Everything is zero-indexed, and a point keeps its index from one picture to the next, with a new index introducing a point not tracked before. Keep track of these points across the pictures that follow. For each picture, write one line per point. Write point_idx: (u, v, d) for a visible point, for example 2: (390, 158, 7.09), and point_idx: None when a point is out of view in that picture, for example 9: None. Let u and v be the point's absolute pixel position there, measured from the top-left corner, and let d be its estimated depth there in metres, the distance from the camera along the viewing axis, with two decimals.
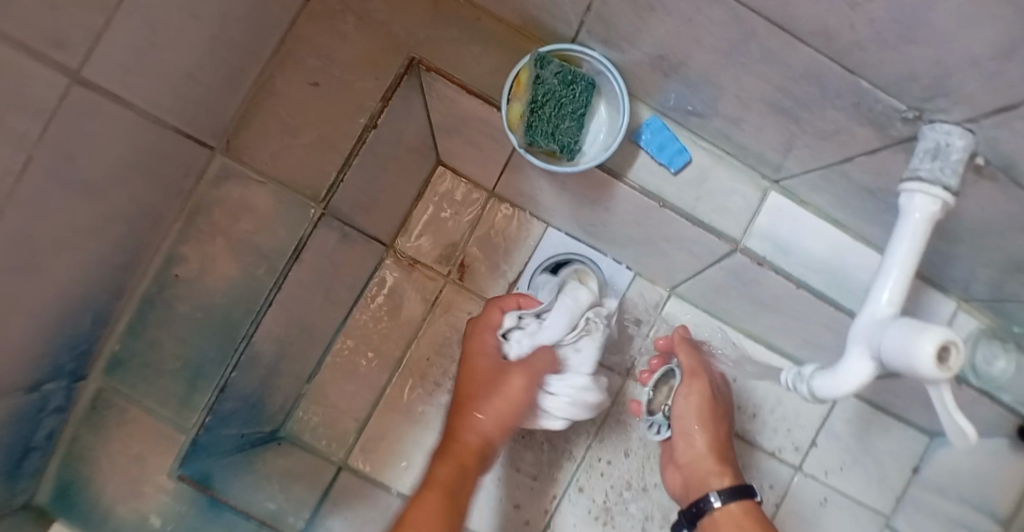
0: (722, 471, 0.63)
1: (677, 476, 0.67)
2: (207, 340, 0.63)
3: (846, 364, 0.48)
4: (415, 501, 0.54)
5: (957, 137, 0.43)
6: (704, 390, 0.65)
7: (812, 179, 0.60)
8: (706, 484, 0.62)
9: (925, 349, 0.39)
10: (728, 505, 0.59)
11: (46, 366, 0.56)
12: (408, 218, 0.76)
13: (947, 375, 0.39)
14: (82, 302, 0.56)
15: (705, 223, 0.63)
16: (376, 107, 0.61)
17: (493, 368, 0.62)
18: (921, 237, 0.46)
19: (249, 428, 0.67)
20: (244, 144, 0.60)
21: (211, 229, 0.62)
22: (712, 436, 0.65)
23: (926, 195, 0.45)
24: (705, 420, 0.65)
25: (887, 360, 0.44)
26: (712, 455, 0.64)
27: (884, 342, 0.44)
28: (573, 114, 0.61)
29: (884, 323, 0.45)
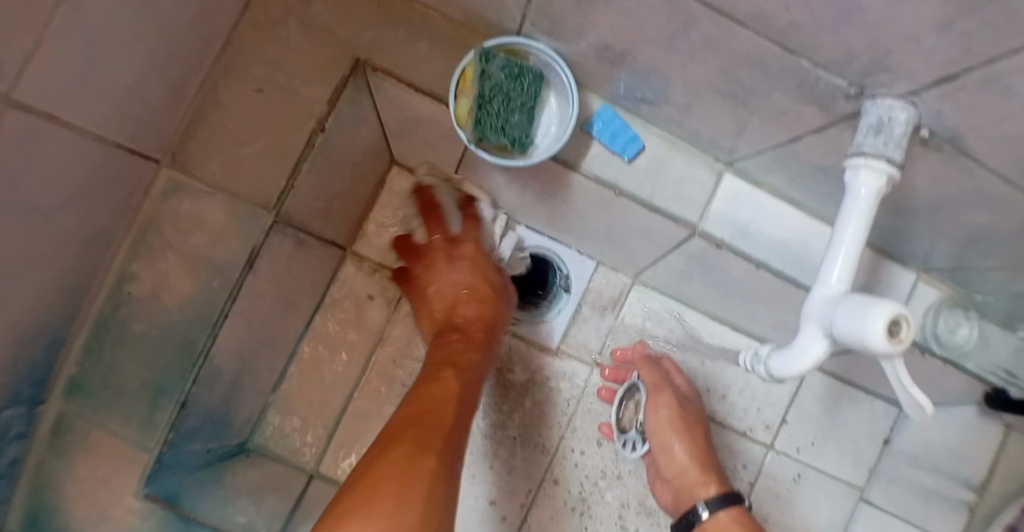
0: (706, 481, 0.66)
1: (665, 489, 0.70)
2: (164, 359, 0.61)
3: (798, 341, 0.49)
4: (433, 385, 0.56)
5: (899, 111, 0.42)
6: (671, 403, 0.69)
7: (765, 161, 0.60)
8: (693, 494, 0.66)
9: (877, 324, 0.39)
10: (717, 514, 0.63)
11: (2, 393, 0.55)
12: (365, 220, 0.76)
13: (898, 348, 0.40)
14: (37, 329, 0.55)
15: (663, 210, 0.62)
16: (322, 111, 0.60)
17: (470, 275, 0.68)
18: (869, 212, 0.46)
19: (217, 442, 0.66)
20: (190, 158, 0.59)
21: (162, 245, 0.60)
22: (692, 445, 0.68)
23: (871, 170, 0.44)
24: (681, 432, 0.68)
25: (837, 335, 0.45)
26: (694, 464, 0.67)
27: (834, 320, 0.45)
28: (522, 108, 0.60)
29: (833, 300, 0.46)
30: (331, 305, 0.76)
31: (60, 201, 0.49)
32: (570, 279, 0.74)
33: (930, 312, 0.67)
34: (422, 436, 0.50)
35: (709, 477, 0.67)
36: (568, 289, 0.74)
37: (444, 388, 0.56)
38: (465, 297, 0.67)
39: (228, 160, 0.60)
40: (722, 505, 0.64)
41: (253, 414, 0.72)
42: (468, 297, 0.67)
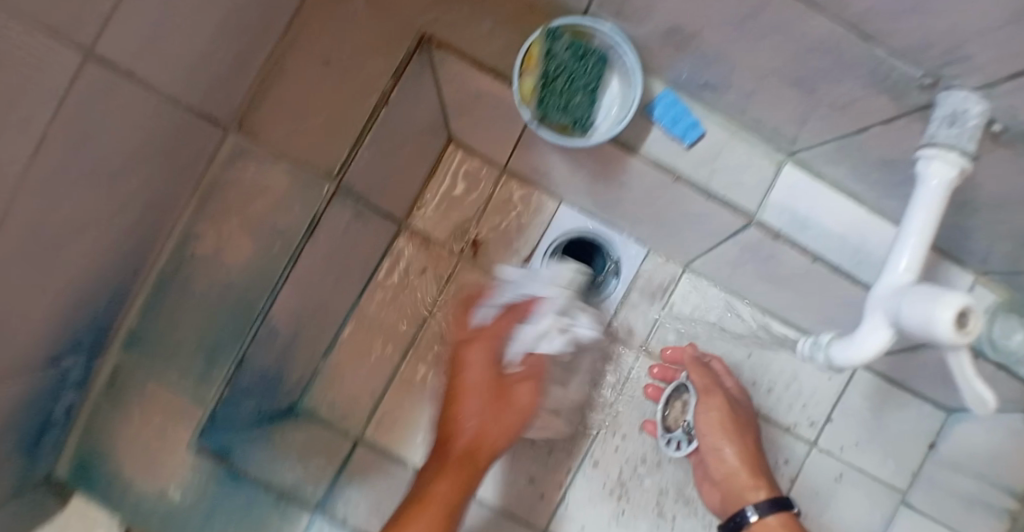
0: (756, 485, 0.66)
1: (713, 492, 0.70)
2: (224, 317, 0.63)
3: (861, 332, 0.49)
4: (435, 485, 0.60)
5: (973, 104, 0.42)
6: (722, 405, 0.69)
7: (828, 151, 0.60)
8: (743, 498, 0.65)
9: (943, 315, 0.39)
10: (767, 518, 0.63)
11: (65, 339, 0.57)
12: (422, 194, 0.77)
13: (966, 339, 0.39)
14: (99, 282, 0.57)
15: (722, 197, 0.62)
16: (387, 82, 0.59)
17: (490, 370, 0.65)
18: (939, 203, 0.46)
19: (268, 403, 0.68)
20: (257, 126, 0.61)
21: (224, 210, 0.63)
22: (743, 449, 0.67)
23: (943, 161, 0.44)
24: (731, 435, 0.68)
25: (903, 326, 0.44)
26: (745, 468, 0.67)
27: (899, 310, 0.44)
28: (585, 89, 0.61)
29: (900, 292, 0.45)
30: (382, 278, 0.76)
31: (128, 157, 0.50)
32: (621, 265, 0.75)
33: None
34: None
35: (760, 482, 0.66)
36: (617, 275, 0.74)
37: (425, 522, 0.57)
38: (478, 414, 0.64)
39: (295, 131, 0.61)
40: (771, 510, 0.63)
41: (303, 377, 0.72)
42: (485, 388, 0.65)
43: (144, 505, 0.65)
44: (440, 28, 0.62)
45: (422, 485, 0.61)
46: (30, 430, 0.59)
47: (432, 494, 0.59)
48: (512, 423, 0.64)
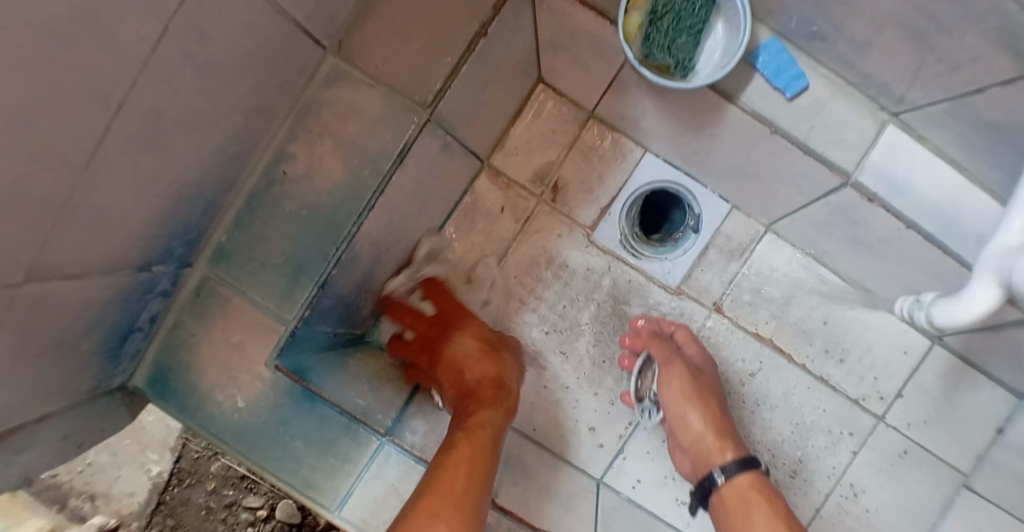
0: (722, 448, 0.64)
1: (683, 458, 0.67)
2: (312, 235, 0.64)
3: (965, 294, 0.47)
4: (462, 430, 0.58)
5: None
6: (682, 374, 0.67)
7: (935, 114, 0.58)
8: (710, 461, 0.63)
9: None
10: (735, 480, 0.61)
11: (160, 247, 0.57)
12: (507, 134, 0.74)
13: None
14: (196, 191, 0.57)
15: (819, 154, 0.61)
16: (488, 13, 0.61)
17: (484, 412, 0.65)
18: None
19: (343, 329, 0.70)
20: (357, 47, 0.61)
21: (320, 130, 0.63)
22: (708, 414, 0.66)
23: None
24: (694, 401, 0.66)
25: (1014, 287, 0.43)
26: (711, 431, 0.65)
27: (1015, 270, 0.42)
28: (691, 31, 0.60)
29: (1016, 251, 0.43)
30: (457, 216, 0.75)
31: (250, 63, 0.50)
32: (703, 220, 0.73)
33: None
34: (474, 487, 0.53)
35: (726, 443, 0.64)
36: (698, 230, 0.73)
37: (475, 442, 0.57)
38: (485, 369, 0.65)
39: (398, 51, 0.61)
40: (740, 471, 0.62)
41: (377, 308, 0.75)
42: (482, 359, 0.66)
43: (216, 421, 0.66)
44: None
45: (465, 415, 0.60)
46: (117, 332, 0.59)
47: (479, 415, 0.60)
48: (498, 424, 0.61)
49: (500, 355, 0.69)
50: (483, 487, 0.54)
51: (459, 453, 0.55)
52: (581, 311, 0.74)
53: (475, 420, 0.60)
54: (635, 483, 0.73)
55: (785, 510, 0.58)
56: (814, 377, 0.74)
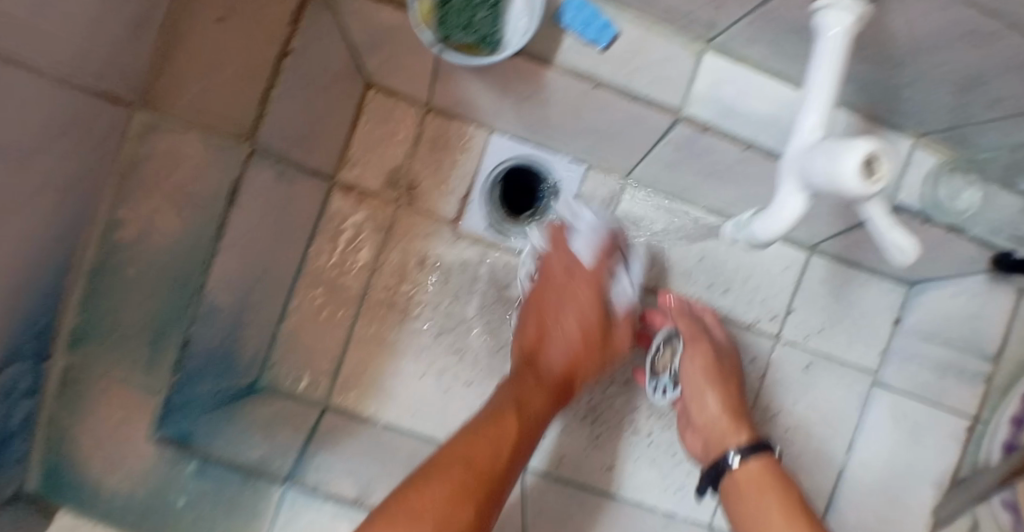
0: (737, 429, 0.67)
1: (695, 438, 0.71)
2: (160, 298, 0.60)
3: (776, 201, 0.47)
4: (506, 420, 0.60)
5: None
6: (706, 352, 0.71)
7: (751, 27, 0.55)
8: (724, 443, 0.66)
9: (850, 162, 0.38)
10: (749, 462, 0.63)
11: (5, 348, 0.53)
12: (349, 146, 0.79)
13: (874, 188, 0.39)
14: (26, 283, 0.53)
15: (642, 96, 0.61)
16: (287, 31, 0.60)
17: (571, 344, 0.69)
18: (839, 55, 0.43)
19: (224, 382, 0.69)
20: (153, 93, 0.54)
21: (145, 186, 0.57)
22: (725, 395, 0.70)
23: (838, 8, 0.42)
24: (713, 382, 0.70)
25: (814, 188, 0.43)
26: (724, 415, 0.68)
27: (809, 169, 0.43)
28: (487, 4, 0.58)
29: (807, 151, 0.44)
30: (324, 240, 0.79)
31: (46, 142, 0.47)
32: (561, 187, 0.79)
33: (930, 180, 0.65)
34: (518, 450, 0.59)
35: (740, 427, 0.67)
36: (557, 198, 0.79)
37: (501, 430, 0.59)
38: (575, 345, 0.69)
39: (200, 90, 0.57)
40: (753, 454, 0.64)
41: (260, 354, 0.75)
42: (583, 343, 0.70)
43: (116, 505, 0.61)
44: None
45: (519, 388, 0.65)
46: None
47: (554, 367, 0.68)
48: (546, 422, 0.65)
49: (608, 343, 0.71)
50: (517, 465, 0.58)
51: (488, 436, 0.57)
52: (466, 305, 0.80)
53: (551, 375, 0.68)
54: (560, 457, 0.78)
55: (797, 494, 0.60)
56: (704, 312, 0.78)
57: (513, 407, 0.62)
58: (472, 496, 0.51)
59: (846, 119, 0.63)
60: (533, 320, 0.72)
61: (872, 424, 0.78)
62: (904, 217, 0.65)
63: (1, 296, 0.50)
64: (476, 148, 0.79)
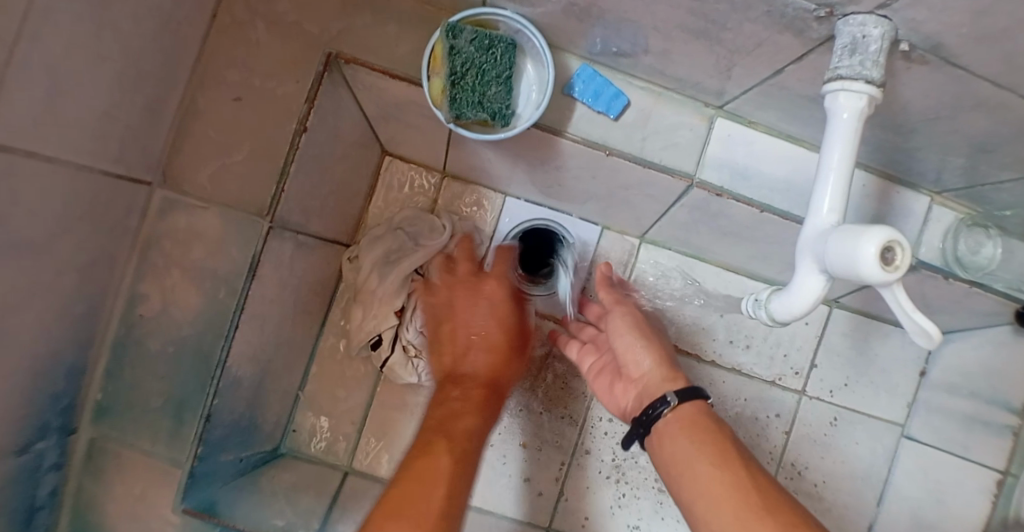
0: (673, 377, 0.57)
1: (626, 391, 0.61)
2: (183, 371, 0.61)
3: (795, 282, 0.45)
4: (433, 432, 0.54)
5: (872, 26, 0.39)
6: (633, 311, 0.64)
7: (752, 99, 0.57)
8: (660, 390, 0.57)
9: (868, 251, 0.37)
10: (682, 407, 0.54)
11: (31, 423, 0.53)
12: (365, 214, 0.81)
13: (894, 275, 0.37)
14: (54, 362, 0.54)
15: (658, 163, 0.61)
16: (303, 109, 0.60)
17: (489, 314, 0.63)
18: (853, 136, 0.43)
19: (246, 451, 0.69)
20: (179, 172, 0.59)
21: (166, 263, 0.60)
22: (656, 348, 0.60)
23: (850, 93, 0.42)
24: (644, 336, 0.61)
25: (832, 271, 0.42)
26: (658, 365, 0.59)
27: (827, 253, 0.41)
28: (499, 79, 0.58)
29: (824, 235, 0.42)
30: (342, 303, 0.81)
31: (58, 226, 0.48)
32: (578, 247, 0.81)
33: (948, 234, 0.64)
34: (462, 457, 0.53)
35: (677, 375, 0.58)
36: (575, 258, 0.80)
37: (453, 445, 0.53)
38: (482, 361, 0.60)
39: (224, 167, 0.59)
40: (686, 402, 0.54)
41: (281, 420, 0.77)
42: (484, 348, 0.61)
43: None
44: (344, 45, 0.61)
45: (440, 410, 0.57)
46: (13, 525, 0.54)
47: (479, 372, 0.60)
48: (478, 426, 0.56)
49: (512, 347, 0.62)
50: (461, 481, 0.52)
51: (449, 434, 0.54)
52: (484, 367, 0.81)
53: (472, 380, 0.59)
54: (584, 521, 0.79)
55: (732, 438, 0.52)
56: (726, 369, 0.80)
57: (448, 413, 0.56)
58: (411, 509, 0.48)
59: (862, 178, 0.63)
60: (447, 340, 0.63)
61: (901, 478, 0.80)
62: (925, 273, 0.63)
63: (28, 378, 0.51)
64: (491, 215, 0.81)
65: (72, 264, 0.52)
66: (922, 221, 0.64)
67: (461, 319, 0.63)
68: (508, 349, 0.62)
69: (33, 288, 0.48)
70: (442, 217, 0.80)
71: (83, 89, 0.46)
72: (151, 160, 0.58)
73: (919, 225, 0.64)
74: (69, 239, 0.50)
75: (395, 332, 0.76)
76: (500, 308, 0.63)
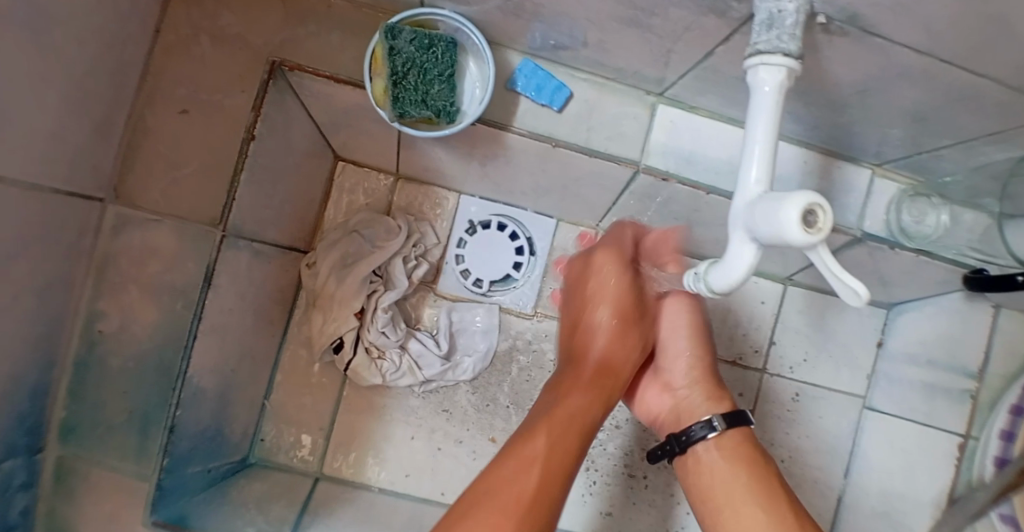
0: (618, 339, 0.65)
1: (660, 399, 0.70)
2: (147, 385, 0.61)
3: (730, 252, 0.45)
4: (560, 408, 0.60)
5: (787, 1, 0.40)
6: (618, 260, 0.66)
7: (689, 84, 0.59)
8: (591, 348, 0.65)
9: (793, 216, 0.37)
10: (727, 435, 0.63)
11: None
12: (321, 221, 0.82)
13: (820, 239, 0.37)
14: (16, 383, 0.54)
15: (602, 152, 0.62)
16: (249, 117, 0.60)
17: (614, 292, 0.66)
18: (776, 108, 0.43)
19: (214, 462, 0.70)
20: (132, 189, 0.60)
21: (122, 280, 0.60)
22: (613, 304, 0.66)
23: (769, 67, 0.42)
24: (620, 308, 0.66)
25: (763, 239, 0.42)
26: (607, 334, 0.65)
27: (756, 222, 0.41)
28: (441, 77, 0.59)
29: (753, 204, 0.42)
30: (303, 315, 0.81)
31: (11, 247, 0.48)
32: (535, 241, 0.83)
33: (892, 206, 0.66)
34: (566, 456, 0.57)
35: (721, 399, 0.67)
36: (533, 252, 0.82)
37: (569, 439, 0.58)
38: (604, 341, 0.65)
39: (174, 181, 0.60)
40: (731, 426, 0.63)
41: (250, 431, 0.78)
42: (610, 333, 0.65)
43: None
44: (288, 53, 0.61)
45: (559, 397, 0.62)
46: None
47: (595, 357, 0.65)
48: (587, 415, 0.61)
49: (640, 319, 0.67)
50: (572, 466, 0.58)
51: (555, 419, 0.59)
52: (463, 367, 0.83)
53: (589, 364, 0.64)
54: None
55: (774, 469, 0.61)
56: None
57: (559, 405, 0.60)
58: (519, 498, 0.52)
59: (802, 155, 0.65)
60: (579, 322, 0.68)
61: (867, 449, 0.81)
62: (872, 244, 0.65)
63: None
64: (449, 212, 0.83)
65: (25, 283, 0.52)
66: (864, 195, 0.66)
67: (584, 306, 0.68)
68: (630, 324, 0.66)
69: None
70: (398, 219, 0.81)
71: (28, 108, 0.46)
72: (102, 178, 0.58)
73: (862, 199, 0.66)
74: (23, 260, 0.50)
75: (357, 333, 0.77)
76: (624, 287, 0.66)
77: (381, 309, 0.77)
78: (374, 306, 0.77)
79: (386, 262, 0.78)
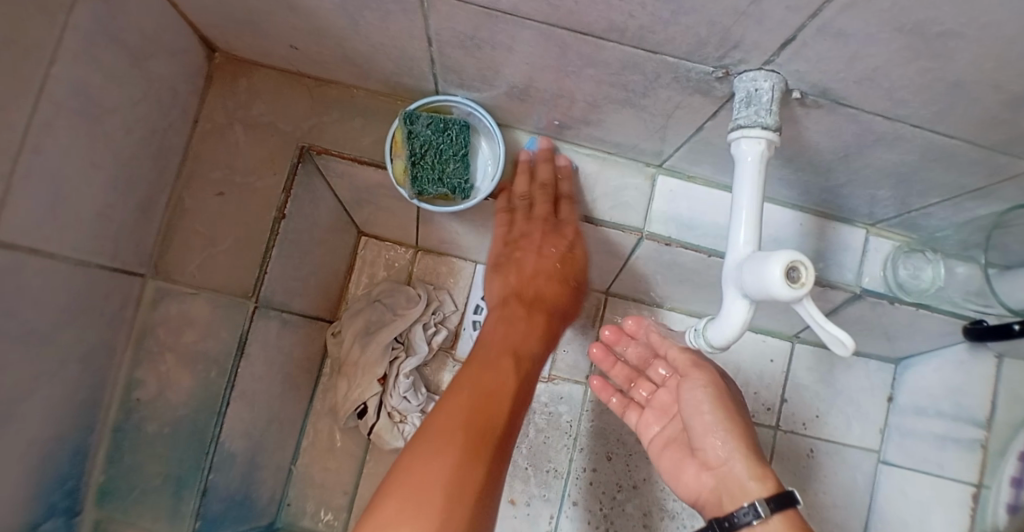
0: (761, 477, 0.56)
1: (699, 477, 0.62)
2: (181, 448, 0.64)
3: (724, 308, 0.49)
4: (492, 372, 0.66)
5: (762, 81, 0.45)
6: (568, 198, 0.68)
7: (685, 156, 0.63)
8: (739, 497, 0.57)
9: (775, 272, 0.41)
10: (773, 519, 0.54)
11: (38, 507, 0.57)
12: (345, 292, 0.87)
13: (802, 292, 0.41)
14: (59, 445, 0.58)
15: (607, 222, 0.67)
16: (280, 199, 0.66)
17: (561, 245, 0.71)
18: (760, 176, 0.47)
19: (241, 525, 0.72)
20: (172, 264, 0.65)
21: (160, 348, 0.64)
22: (736, 432, 0.59)
23: (749, 139, 0.46)
24: (535, 222, 0.70)
25: (752, 295, 0.46)
26: (740, 455, 0.58)
27: (745, 280, 0.45)
28: (456, 157, 0.64)
29: (741, 263, 0.47)
30: (328, 382, 0.85)
31: (60, 317, 0.53)
32: None
33: (887, 264, 0.69)
34: (482, 430, 0.61)
35: (766, 475, 0.56)
36: None
37: (504, 377, 0.66)
38: (546, 285, 0.73)
39: (210, 255, 0.65)
40: (775, 510, 0.54)
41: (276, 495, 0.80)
42: (553, 276, 0.73)
43: None
44: (315, 136, 0.67)
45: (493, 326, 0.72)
46: None
47: (530, 295, 0.74)
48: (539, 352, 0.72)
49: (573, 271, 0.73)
50: (496, 459, 0.61)
51: (502, 369, 0.67)
52: None
53: (537, 308, 0.73)
54: None
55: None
56: None
57: (486, 389, 0.64)
58: (451, 458, 0.58)
59: (798, 218, 0.69)
60: (517, 264, 0.74)
61: (885, 503, 0.84)
62: (871, 300, 0.68)
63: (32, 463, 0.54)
64: (464, 278, 0.87)
65: (71, 351, 0.56)
66: (860, 254, 0.69)
67: (524, 255, 0.73)
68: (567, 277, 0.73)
69: (38, 375, 0.52)
70: (417, 288, 0.85)
71: (79, 188, 0.52)
72: (144, 256, 0.63)
73: (859, 258, 0.69)
74: (70, 330, 0.55)
75: (379, 399, 0.80)
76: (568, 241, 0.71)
77: (403, 374, 0.80)
78: (395, 372, 0.80)
79: (407, 329, 0.82)
